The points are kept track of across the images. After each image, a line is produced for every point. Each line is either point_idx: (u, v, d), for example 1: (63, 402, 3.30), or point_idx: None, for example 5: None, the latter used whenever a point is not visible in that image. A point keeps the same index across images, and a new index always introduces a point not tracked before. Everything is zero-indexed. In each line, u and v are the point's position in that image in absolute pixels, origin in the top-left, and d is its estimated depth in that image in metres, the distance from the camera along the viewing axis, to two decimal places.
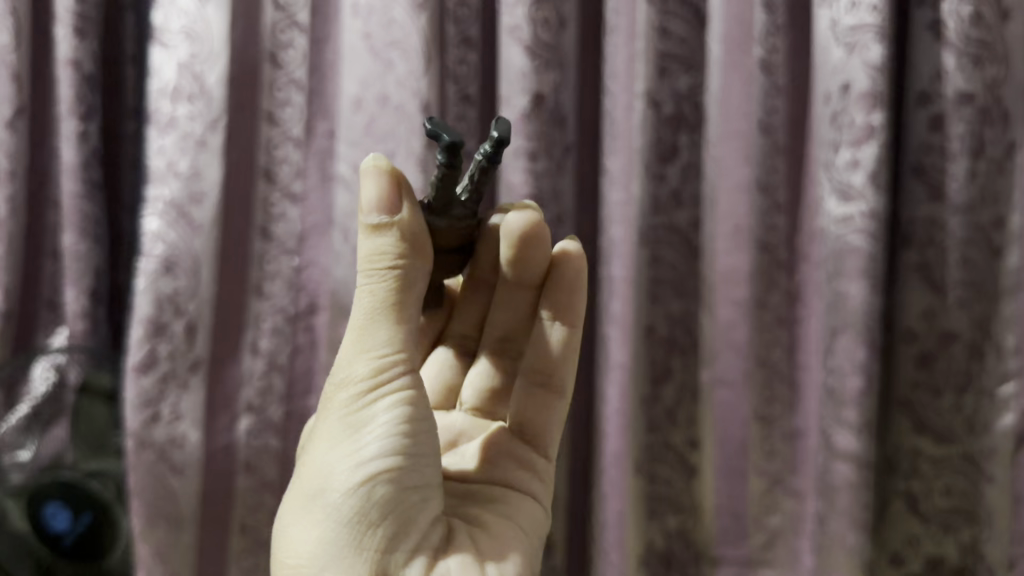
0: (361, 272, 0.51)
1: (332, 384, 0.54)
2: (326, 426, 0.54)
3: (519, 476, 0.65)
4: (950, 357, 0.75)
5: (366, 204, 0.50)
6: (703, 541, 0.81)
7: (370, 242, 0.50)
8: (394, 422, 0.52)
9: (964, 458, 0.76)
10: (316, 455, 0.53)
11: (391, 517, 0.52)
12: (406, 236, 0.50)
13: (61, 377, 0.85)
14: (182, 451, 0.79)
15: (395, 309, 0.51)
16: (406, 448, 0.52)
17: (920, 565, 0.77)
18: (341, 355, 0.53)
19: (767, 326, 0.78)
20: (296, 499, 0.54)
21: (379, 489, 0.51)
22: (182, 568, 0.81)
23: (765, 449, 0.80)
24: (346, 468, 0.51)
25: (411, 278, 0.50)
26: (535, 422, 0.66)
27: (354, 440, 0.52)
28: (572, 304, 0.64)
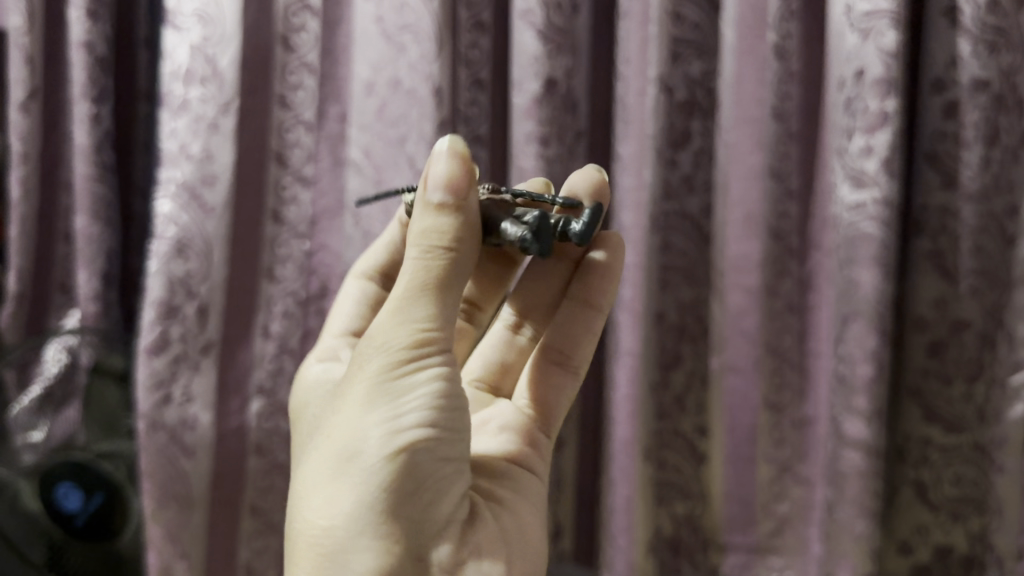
0: (411, 247, 0.48)
1: (364, 343, 0.50)
2: (356, 386, 0.50)
3: (521, 451, 0.63)
4: (961, 345, 0.75)
5: (433, 183, 0.47)
6: (711, 527, 0.82)
7: (428, 221, 0.47)
8: (432, 394, 0.49)
9: (974, 447, 0.76)
10: (345, 416, 0.50)
11: (427, 490, 0.49)
12: (466, 221, 0.47)
13: (72, 358, 0.88)
14: (194, 432, 0.79)
15: (443, 286, 0.47)
16: (441, 422, 0.49)
17: (928, 553, 0.78)
18: (376, 321, 0.49)
19: (777, 314, 0.78)
20: (322, 460, 0.51)
21: (416, 462, 0.48)
22: (192, 549, 0.81)
23: (774, 437, 0.80)
24: (382, 436, 0.48)
25: (462, 262, 0.48)
26: (543, 396, 0.66)
27: (389, 409, 0.48)
28: (598, 292, 0.64)
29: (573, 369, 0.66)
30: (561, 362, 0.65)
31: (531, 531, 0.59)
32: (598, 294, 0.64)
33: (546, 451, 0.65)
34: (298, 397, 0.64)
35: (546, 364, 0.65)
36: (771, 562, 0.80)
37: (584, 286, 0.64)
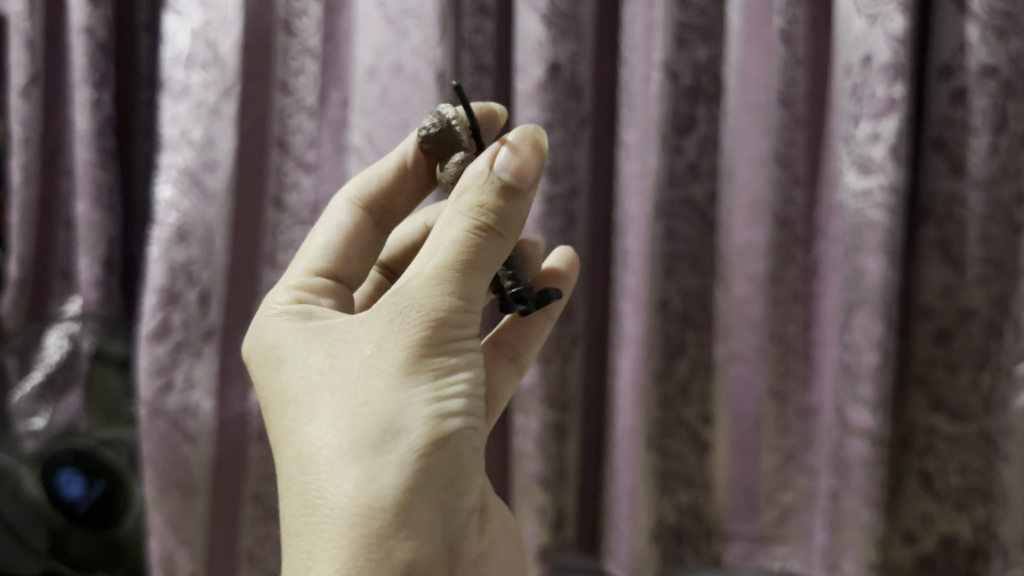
0: (462, 222, 0.45)
1: (402, 307, 0.44)
2: (390, 355, 0.44)
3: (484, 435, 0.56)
4: (968, 335, 0.74)
5: (502, 160, 0.44)
6: (715, 516, 0.82)
7: (487, 198, 0.44)
8: (469, 375, 0.46)
9: (980, 436, 0.75)
10: (379, 386, 0.44)
11: (460, 479, 0.46)
12: (516, 206, 0.45)
13: (74, 344, 0.87)
14: (195, 419, 0.78)
15: (487, 269, 0.45)
16: (475, 405, 0.46)
17: (933, 543, 0.77)
18: (409, 292, 0.44)
19: (783, 302, 0.78)
20: (342, 436, 0.44)
21: (456, 448, 0.45)
22: (194, 536, 0.79)
23: (779, 425, 0.80)
24: (428, 416, 0.44)
25: (502, 246, 0.46)
26: (489, 382, 0.60)
27: (435, 386, 0.44)
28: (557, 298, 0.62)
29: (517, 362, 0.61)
30: (513, 356, 0.61)
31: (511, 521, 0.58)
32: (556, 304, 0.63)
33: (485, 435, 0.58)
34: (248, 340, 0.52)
35: (495, 355, 0.61)
36: (775, 551, 0.81)
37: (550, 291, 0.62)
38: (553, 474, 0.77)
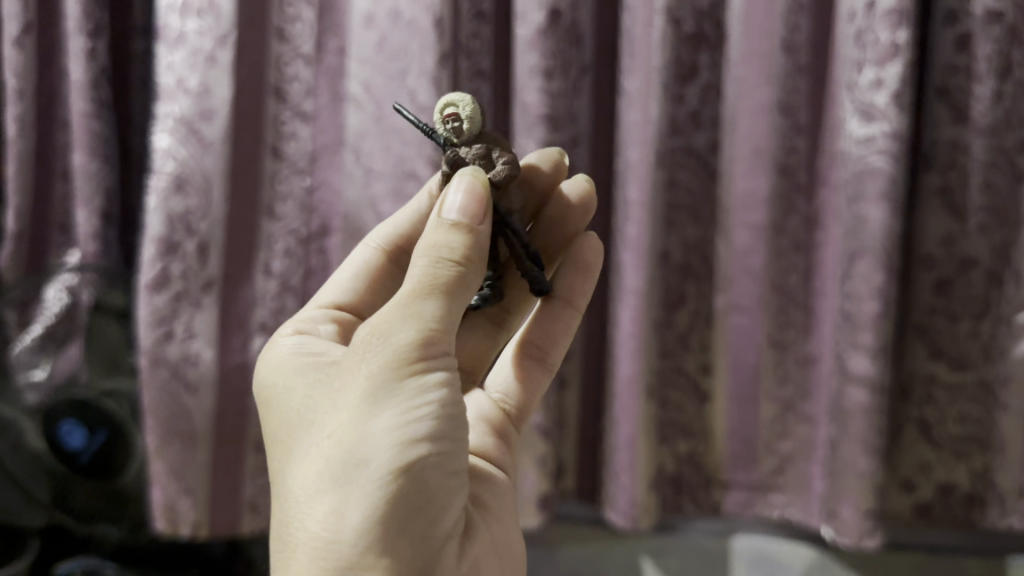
0: (420, 259, 0.47)
1: (367, 338, 0.46)
2: (357, 385, 0.46)
3: (493, 445, 0.64)
4: (968, 282, 0.75)
5: (449, 204, 0.48)
6: (714, 465, 0.83)
7: (441, 235, 0.47)
8: (441, 399, 0.46)
9: (980, 385, 0.76)
10: (348, 417, 0.46)
11: (434, 505, 0.47)
12: (474, 243, 0.47)
13: (73, 297, 0.86)
14: (196, 369, 0.78)
15: (453, 301, 0.46)
16: (447, 428, 0.47)
17: (931, 490, 0.78)
18: (374, 324, 0.46)
19: (783, 252, 0.78)
20: (318, 469, 0.46)
21: (425, 474, 0.46)
22: (197, 485, 0.80)
23: (778, 374, 0.81)
24: (393, 444, 0.45)
25: (468, 281, 0.47)
26: (519, 390, 0.67)
27: (401, 412, 0.45)
28: (582, 286, 0.67)
29: (545, 365, 0.68)
30: (537, 357, 0.67)
31: (513, 536, 0.59)
32: (578, 295, 0.67)
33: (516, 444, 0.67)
34: (257, 376, 0.56)
35: (524, 359, 0.67)
36: (773, 499, 0.82)
37: (575, 274, 0.66)
38: (552, 423, 0.78)
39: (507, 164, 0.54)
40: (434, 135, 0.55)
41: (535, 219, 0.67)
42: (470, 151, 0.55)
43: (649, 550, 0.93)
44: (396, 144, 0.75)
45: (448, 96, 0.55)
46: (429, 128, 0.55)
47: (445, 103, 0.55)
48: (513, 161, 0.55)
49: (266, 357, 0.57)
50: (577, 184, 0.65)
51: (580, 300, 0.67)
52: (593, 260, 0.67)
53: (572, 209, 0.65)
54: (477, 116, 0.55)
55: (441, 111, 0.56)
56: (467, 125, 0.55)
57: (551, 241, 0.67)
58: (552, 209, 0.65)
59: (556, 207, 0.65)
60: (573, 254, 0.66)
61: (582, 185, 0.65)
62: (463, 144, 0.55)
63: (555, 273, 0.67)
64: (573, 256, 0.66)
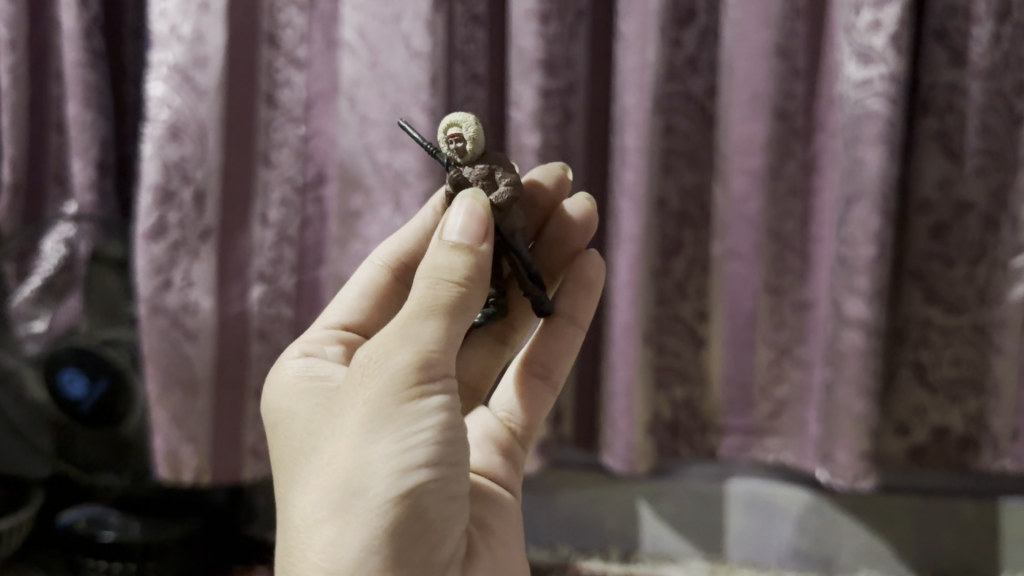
0: (418, 282, 0.45)
1: (365, 363, 0.44)
2: (354, 413, 0.44)
3: (500, 466, 0.60)
4: (964, 226, 0.75)
5: (450, 224, 0.46)
6: (708, 410, 0.84)
7: (439, 255, 0.45)
8: (439, 423, 0.44)
9: (974, 328, 0.77)
10: (345, 445, 0.44)
11: (433, 530, 0.46)
12: (475, 264, 0.45)
13: (71, 248, 0.86)
14: (195, 317, 0.78)
15: (454, 323, 0.45)
16: (445, 453, 0.45)
17: (926, 433, 0.79)
18: (370, 349, 0.44)
19: (780, 198, 0.78)
20: (317, 497, 0.45)
21: (423, 501, 0.44)
22: (198, 433, 0.80)
23: (774, 320, 0.81)
24: (390, 472, 0.43)
25: (470, 302, 0.45)
26: (525, 407, 0.64)
27: (397, 441, 0.43)
28: (585, 305, 0.64)
29: (550, 382, 0.65)
30: (543, 376, 0.64)
31: (519, 561, 0.56)
32: (582, 312, 0.64)
33: (522, 464, 0.63)
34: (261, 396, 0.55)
35: (528, 377, 0.64)
36: (768, 443, 0.83)
37: (575, 293, 0.63)
38: None
39: (510, 185, 0.51)
40: (437, 155, 0.52)
41: (537, 237, 0.64)
42: (474, 172, 0.52)
43: (646, 494, 0.94)
44: (390, 90, 0.74)
45: (452, 115, 0.52)
46: (432, 147, 0.52)
47: (448, 122, 0.52)
48: (515, 181, 0.52)
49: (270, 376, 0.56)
50: (579, 203, 0.63)
51: (582, 317, 0.64)
52: (595, 278, 0.63)
53: (575, 228, 0.63)
54: (480, 135, 0.52)
55: (443, 130, 0.52)
56: (470, 146, 0.51)
57: (552, 260, 0.65)
58: (554, 227, 0.63)
59: (558, 226, 0.63)
60: (575, 270, 0.63)
61: (584, 204, 0.63)
62: (467, 163, 0.52)
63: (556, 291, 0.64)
64: (576, 273, 0.63)
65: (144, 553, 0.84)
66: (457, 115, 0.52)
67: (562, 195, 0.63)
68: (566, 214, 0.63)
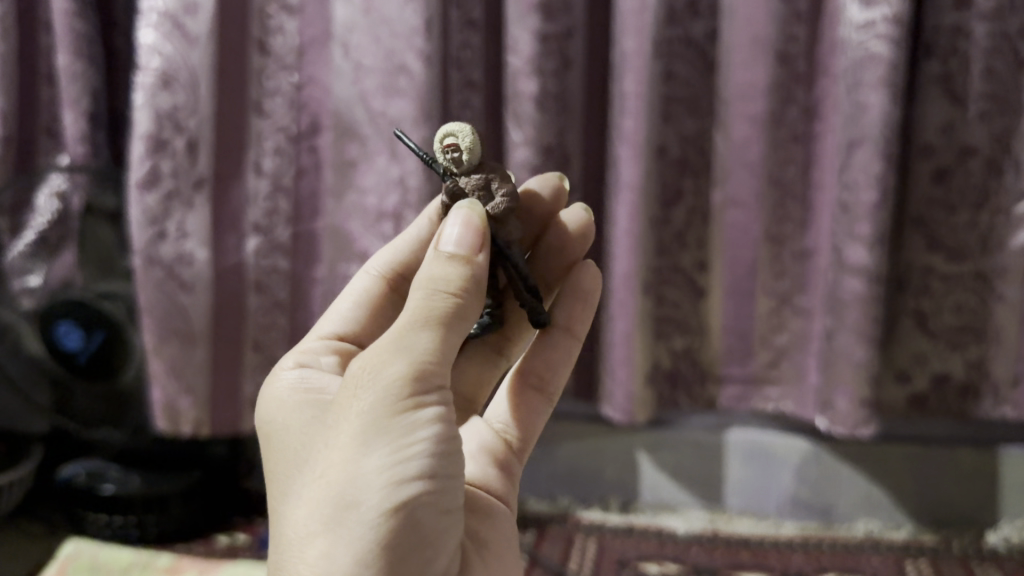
0: (415, 293, 0.44)
1: (359, 374, 0.43)
2: (347, 424, 0.42)
3: (495, 478, 0.57)
4: (967, 171, 0.74)
5: (446, 237, 0.45)
6: (709, 360, 0.84)
7: (436, 266, 0.44)
8: (436, 435, 0.43)
9: (975, 276, 0.76)
10: (337, 458, 0.42)
11: (427, 548, 0.43)
12: (472, 275, 0.44)
13: (64, 203, 0.83)
14: (191, 269, 0.77)
15: (451, 334, 0.43)
16: (443, 466, 0.43)
17: (926, 380, 0.79)
18: (365, 360, 0.43)
19: (781, 144, 0.77)
20: (308, 514, 0.43)
21: (419, 515, 0.42)
22: (196, 384, 0.80)
23: (775, 269, 0.80)
24: (385, 485, 0.41)
25: (467, 313, 0.44)
26: (520, 420, 0.60)
27: (393, 452, 0.41)
28: (582, 315, 0.60)
29: (548, 394, 0.61)
30: (539, 388, 0.61)
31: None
32: (579, 323, 0.60)
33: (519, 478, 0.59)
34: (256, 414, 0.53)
35: (523, 387, 0.61)
36: (768, 392, 0.84)
37: (572, 304, 0.60)
38: None
39: (507, 197, 0.49)
40: (432, 165, 0.50)
41: (533, 248, 0.61)
42: (470, 181, 0.50)
43: (646, 445, 0.94)
44: (385, 36, 0.73)
45: (449, 126, 0.50)
46: (428, 158, 0.50)
47: (445, 132, 0.50)
48: (512, 192, 0.50)
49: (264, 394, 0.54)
50: (576, 215, 0.61)
51: (579, 327, 0.61)
52: (593, 290, 0.60)
53: (571, 238, 0.60)
54: (476, 146, 0.50)
55: (439, 140, 0.50)
56: (466, 157, 0.49)
57: (549, 271, 0.61)
58: (551, 240, 0.60)
59: (555, 239, 0.60)
60: (572, 281, 0.60)
61: (581, 216, 0.61)
62: (464, 174, 0.50)
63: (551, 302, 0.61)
64: (572, 285, 0.60)
65: (144, 506, 0.85)
66: (454, 127, 0.49)
67: (558, 207, 0.61)
68: (562, 224, 0.60)
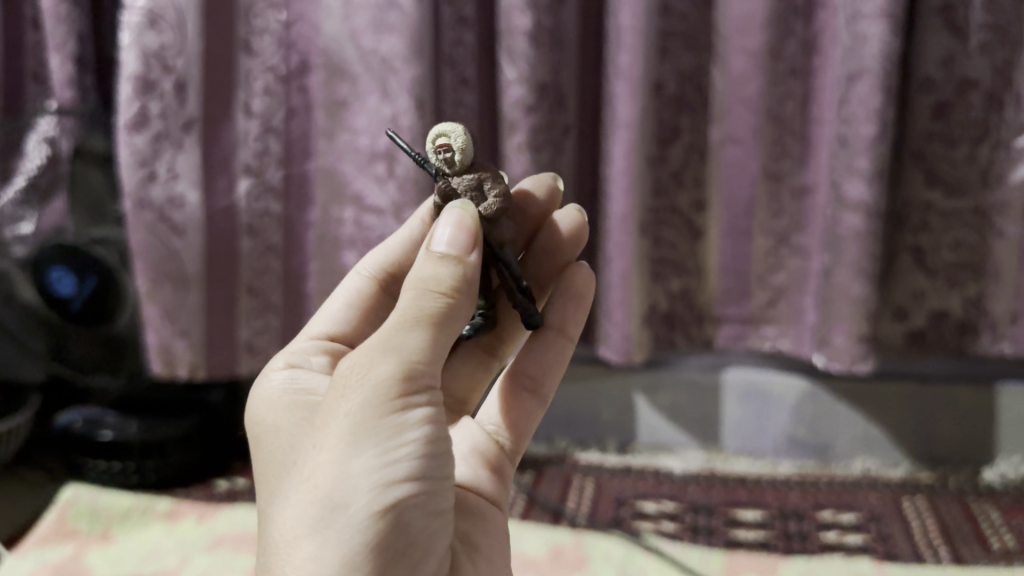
0: (405, 293, 0.43)
1: (347, 375, 0.42)
2: (335, 425, 0.42)
3: (486, 481, 0.55)
4: (967, 105, 0.73)
5: (439, 238, 0.44)
6: (706, 301, 0.84)
7: (426, 266, 0.43)
8: (423, 435, 0.42)
9: (974, 211, 0.75)
10: (325, 457, 0.41)
11: (415, 548, 0.43)
12: (465, 277, 0.43)
13: (53, 149, 0.81)
14: (182, 211, 0.77)
15: (441, 335, 0.42)
16: (431, 467, 0.43)
17: (924, 318, 0.79)
18: (354, 360, 0.42)
19: (780, 79, 0.76)
20: (295, 513, 0.42)
21: (406, 516, 0.42)
22: (191, 327, 0.80)
23: (772, 207, 0.80)
24: (371, 487, 0.41)
25: (457, 314, 0.43)
26: (511, 422, 0.58)
27: (380, 453, 0.41)
28: (576, 316, 0.59)
29: (541, 396, 0.59)
30: (531, 389, 0.58)
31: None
32: (572, 324, 0.59)
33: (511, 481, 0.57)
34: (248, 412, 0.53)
35: (515, 390, 0.58)
36: (764, 331, 0.84)
37: (565, 306, 0.58)
38: None
39: (499, 197, 0.49)
40: (424, 166, 0.50)
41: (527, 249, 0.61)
42: (462, 181, 0.49)
43: (642, 386, 0.93)
44: None
45: (439, 125, 0.50)
46: (420, 158, 0.50)
47: (436, 132, 0.50)
48: (504, 193, 0.49)
49: (256, 392, 0.54)
50: (570, 215, 0.60)
51: (571, 327, 0.59)
52: (585, 290, 0.59)
53: (563, 241, 0.60)
54: (470, 146, 0.49)
55: (431, 141, 0.50)
56: (458, 157, 0.49)
57: (543, 272, 0.61)
58: (544, 240, 0.60)
59: (547, 241, 0.60)
60: (564, 282, 0.59)
61: (573, 216, 0.60)
62: (456, 174, 0.50)
63: (544, 304, 0.59)
64: (565, 285, 0.59)
65: (142, 452, 0.85)
66: (445, 127, 0.49)
67: (552, 207, 0.60)
68: (554, 225, 0.59)
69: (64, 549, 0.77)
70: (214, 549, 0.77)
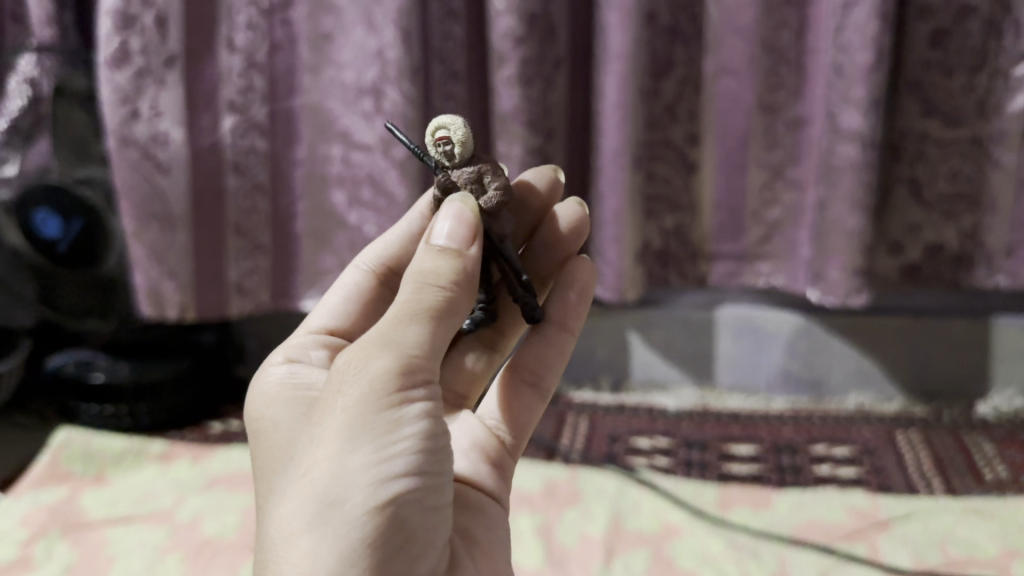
0: (403, 288, 0.41)
1: (344, 370, 0.40)
2: (331, 422, 0.40)
3: (487, 475, 0.51)
4: (964, 33, 0.71)
5: (437, 232, 0.43)
6: (701, 237, 0.83)
7: (423, 260, 0.42)
8: (422, 431, 0.40)
9: (972, 141, 0.74)
10: (321, 453, 0.40)
11: (414, 548, 0.41)
12: (464, 272, 0.42)
13: (35, 90, 0.78)
14: (167, 149, 0.76)
15: (440, 328, 0.41)
16: (430, 463, 0.41)
17: (919, 250, 0.78)
18: (351, 355, 0.40)
19: (775, 8, 0.74)
20: (290, 511, 0.40)
21: (405, 514, 0.40)
22: (179, 268, 0.79)
23: (766, 140, 0.78)
24: (367, 483, 0.39)
25: (455, 307, 0.41)
26: (512, 416, 0.55)
27: (377, 448, 0.39)
28: (577, 308, 0.57)
29: (541, 389, 0.56)
30: (532, 383, 0.56)
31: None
32: (573, 317, 0.56)
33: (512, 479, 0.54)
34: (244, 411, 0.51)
35: (516, 384, 0.56)
36: (759, 267, 0.83)
37: (567, 297, 0.56)
38: None
39: (500, 190, 0.47)
40: (423, 159, 0.47)
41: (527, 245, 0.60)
42: (463, 175, 0.47)
43: (636, 323, 0.93)
44: None
45: (438, 118, 0.47)
46: (418, 151, 0.47)
47: (434, 124, 0.47)
48: (505, 186, 0.47)
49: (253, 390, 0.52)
50: (572, 209, 0.59)
51: (574, 322, 0.57)
52: (588, 282, 0.57)
53: (565, 234, 0.58)
54: (470, 139, 0.47)
55: (431, 133, 0.47)
56: (459, 150, 0.46)
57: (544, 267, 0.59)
58: (544, 233, 0.59)
59: (547, 233, 0.58)
60: (567, 275, 0.57)
61: (573, 209, 0.58)
62: (455, 168, 0.47)
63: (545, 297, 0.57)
64: (567, 277, 0.57)
65: (134, 394, 0.85)
66: (445, 120, 0.47)
67: (553, 201, 0.59)
68: (555, 218, 0.58)
69: (59, 490, 0.77)
70: (209, 489, 0.77)
